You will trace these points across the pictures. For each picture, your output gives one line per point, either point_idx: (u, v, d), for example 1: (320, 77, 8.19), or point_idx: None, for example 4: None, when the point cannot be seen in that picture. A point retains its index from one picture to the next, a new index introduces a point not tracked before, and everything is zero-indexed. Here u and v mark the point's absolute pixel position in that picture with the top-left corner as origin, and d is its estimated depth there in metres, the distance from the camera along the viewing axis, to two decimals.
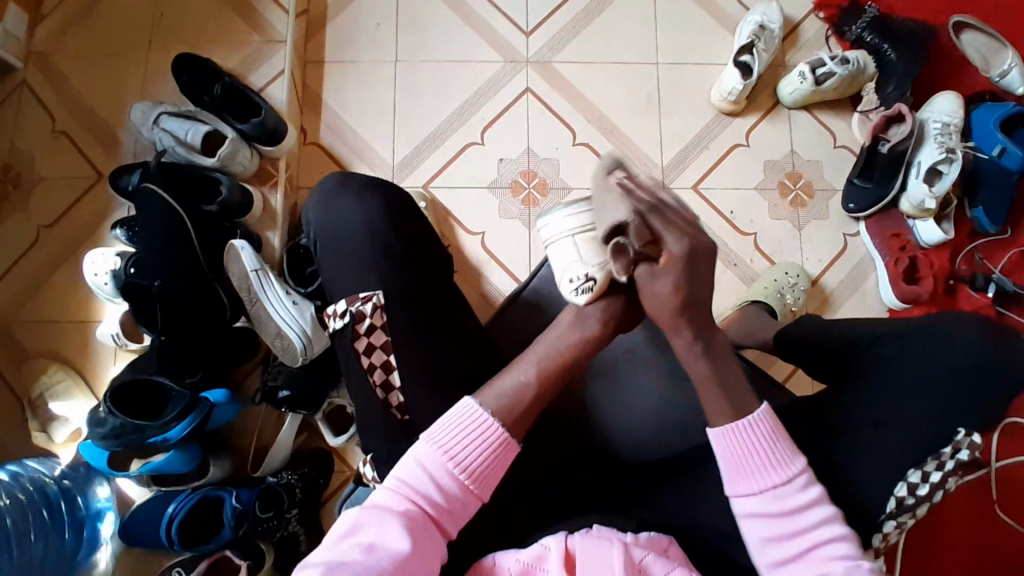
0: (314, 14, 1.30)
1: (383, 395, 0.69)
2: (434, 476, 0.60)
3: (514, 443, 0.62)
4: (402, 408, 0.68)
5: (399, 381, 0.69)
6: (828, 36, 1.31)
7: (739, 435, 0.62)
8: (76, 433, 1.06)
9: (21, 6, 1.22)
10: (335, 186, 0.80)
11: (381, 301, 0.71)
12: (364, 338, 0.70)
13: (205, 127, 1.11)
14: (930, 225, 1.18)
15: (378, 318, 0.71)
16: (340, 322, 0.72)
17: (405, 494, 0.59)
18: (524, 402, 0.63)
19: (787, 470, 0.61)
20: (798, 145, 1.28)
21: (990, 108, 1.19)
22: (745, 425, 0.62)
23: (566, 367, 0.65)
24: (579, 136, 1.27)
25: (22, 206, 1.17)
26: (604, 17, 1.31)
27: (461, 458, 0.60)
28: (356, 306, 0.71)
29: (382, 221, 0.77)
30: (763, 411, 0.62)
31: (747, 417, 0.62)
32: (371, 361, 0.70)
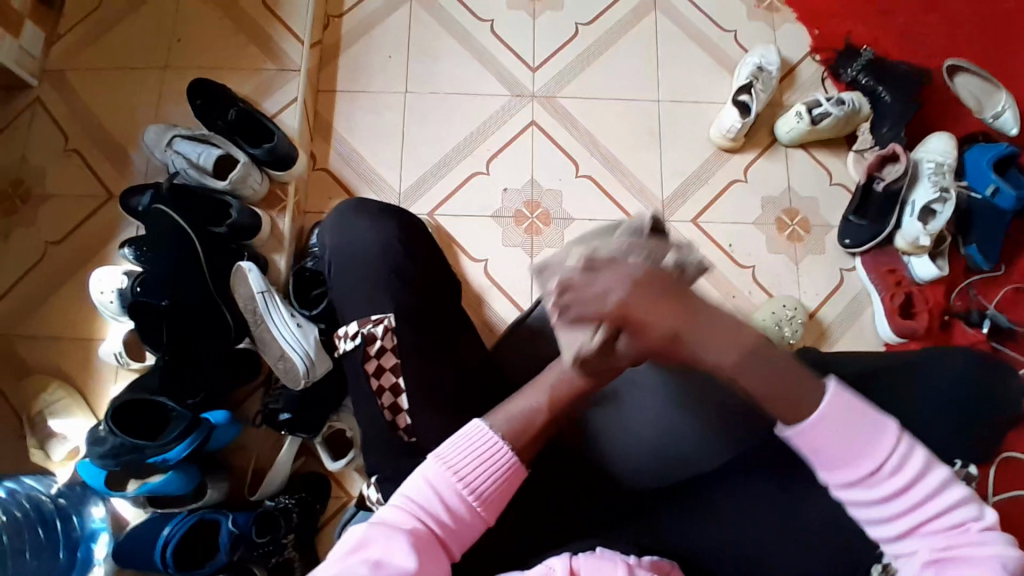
0: (327, 44, 1.34)
1: (391, 416, 0.70)
2: (442, 495, 0.59)
3: (523, 467, 0.62)
4: (409, 431, 0.69)
5: (406, 404, 0.69)
6: (824, 77, 1.36)
7: (823, 425, 0.57)
8: (74, 451, 1.05)
9: (40, 28, 1.26)
10: (353, 210, 0.83)
11: (392, 323, 0.73)
12: (373, 359, 0.71)
13: (217, 151, 1.13)
14: (925, 261, 1.20)
15: (388, 340, 0.72)
16: (351, 343, 0.73)
17: (412, 512, 0.59)
18: (534, 424, 0.63)
19: (883, 447, 0.57)
20: (795, 181, 1.31)
21: (983, 148, 1.23)
22: (822, 414, 0.57)
23: (574, 392, 0.66)
24: (583, 168, 1.30)
25: (30, 222, 1.19)
26: (607, 55, 1.36)
27: (470, 479, 0.60)
28: (368, 328, 0.73)
29: (396, 246, 0.79)
30: (833, 392, 0.57)
31: (820, 404, 0.57)
32: (380, 384, 0.70)
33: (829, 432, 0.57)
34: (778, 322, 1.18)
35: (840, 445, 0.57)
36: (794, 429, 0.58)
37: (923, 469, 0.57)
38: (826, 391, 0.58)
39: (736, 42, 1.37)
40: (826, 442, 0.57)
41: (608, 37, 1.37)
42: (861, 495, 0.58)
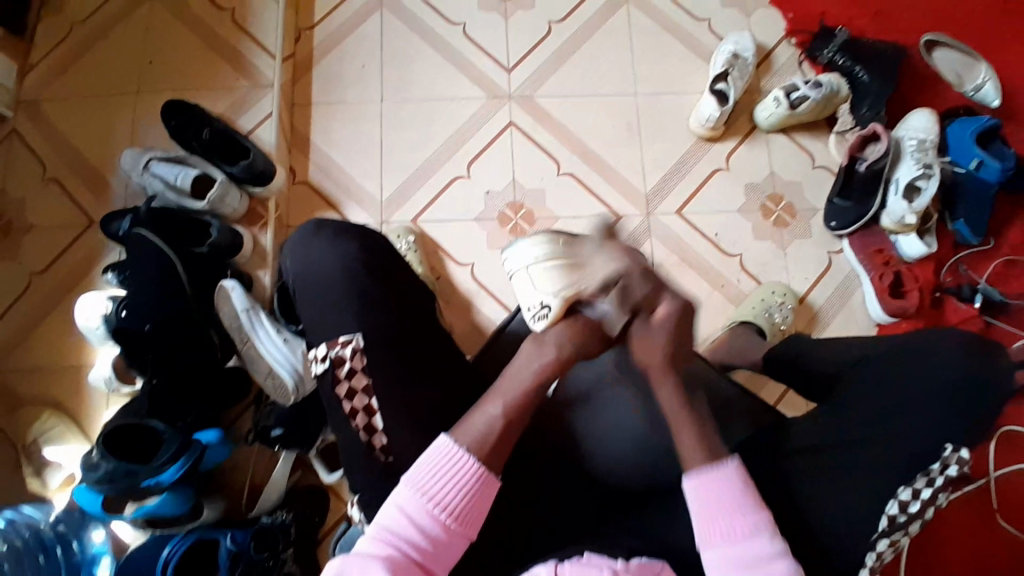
0: (301, 58, 1.34)
1: (365, 436, 0.70)
2: (415, 520, 0.62)
3: (495, 477, 0.65)
4: (385, 450, 0.70)
5: (380, 424, 0.70)
6: (802, 61, 1.35)
7: (713, 485, 0.65)
8: (69, 479, 1.05)
9: (12, 58, 1.26)
10: (312, 230, 0.80)
11: (360, 343, 0.72)
12: (344, 382, 0.71)
13: (194, 170, 1.13)
14: (912, 239, 1.20)
15: (358, 361, 0.72)
16: (321, 366, 0.72)
17: (388, 541, 0.61)
18: (495, 432, 0.65)
19: (751, 524, 0.63)
20: (777, 166, 1.30)
21: (963, 122, 1.22)
22: (717, 479, 0.65)
23: (531, 396, 0.67)
24: (564, 166, 1.29)
25: (14, 253, 1.18)
26: (582, 51, 1.35)
27: (441, 498, 0.63)
28: (336, 351, 0.72)
29: (356, 260, 0.77)
30: (732, 462, 0.66)
31: (719, 466, 0.66)
32: (352, 406, 0.71)
33: (713, 488, 0.65)
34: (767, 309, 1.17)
35: (716, 504, 0.64)
36: (692, 481, 0.65)
37: (777, 550, 0.62)
38: (729, 461, 0.66)
39: (710, 31, 1.37)
40: (705, 496, 0.65)
41: (583, 33, 1.36)
42: (722, 558, 0.63)
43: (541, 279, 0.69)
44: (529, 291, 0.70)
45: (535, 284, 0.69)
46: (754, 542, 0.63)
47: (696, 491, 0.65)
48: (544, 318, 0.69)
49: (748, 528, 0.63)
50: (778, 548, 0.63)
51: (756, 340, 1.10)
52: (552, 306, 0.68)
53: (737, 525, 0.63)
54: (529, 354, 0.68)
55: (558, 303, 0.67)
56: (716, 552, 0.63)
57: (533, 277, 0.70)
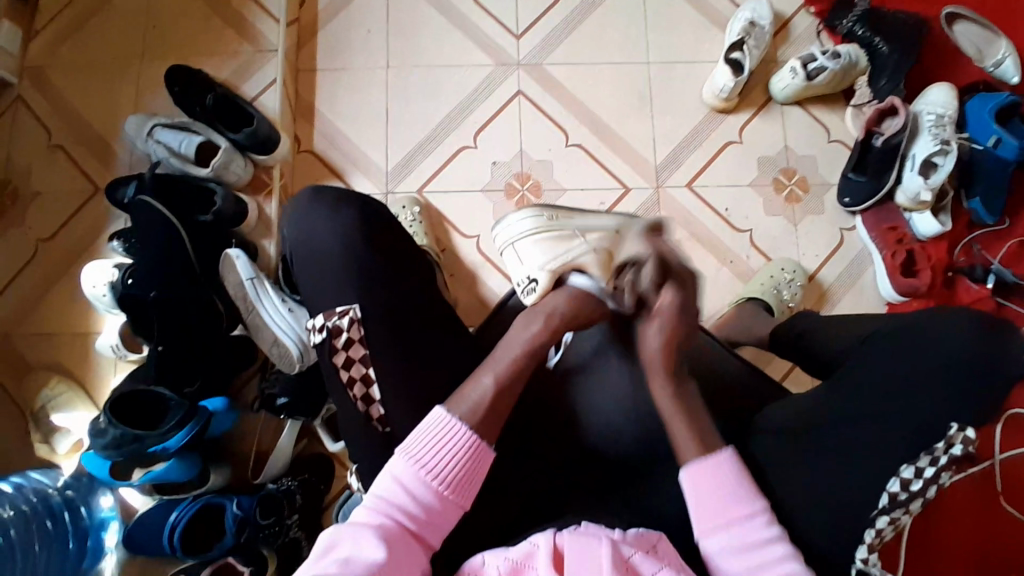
0: (305, 22, 1.31)
1: (364, 407, 0.70)
2: (409, 488, 0.63)
3: (488, 447, 0.65)
4: (383, 420, 0.70)
5: (378, 395, 0.70)
6: (820, 30, 1.31)
7: (708, 472, 0.66)
8: (78, 444, 1.07)
9: (15, 24, 1.24)
10: (311, 196, 0.78)
11: (357, 314, 0.72)
12: (341, 353, 0.71)
13: (198, 137, 1.12)
14: (927, 218, 1.17)
15: (355, 331, 0.71)
16: (319, 336, 0.72)
17: (381, 509, 0.61)
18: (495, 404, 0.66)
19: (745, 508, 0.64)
20: (791, 140, 1.27)
21: (984, 99, 1.18)
22: (711, 464, 0.66)
23: (520, 371, 0.69)
24: (572, 137, 1.27)
25: (20, 220, 1.18)
26: (594, 18, 1.31)
27: (434, 468, 0.63)
28: (333, 321, 0.72)
29: (356, 232, 0.76)
30: (726, 453, 0.67)
31: (713, 456, 0.67)
32: (350, 375, 0.71)
33: (705, 479, 0.66)
34: (775, 286, 1.15)
35: (710, 494, 0.65)
36: (686, 468, 0.67)
37: (773, 534, 0.63)
38: (722, 451, 0.67)
39: None
40: (699, 487, 0.66)
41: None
42: (716, 540, 0.64)
43: (525, 254, 0.84)
44: (518, 268, 0.84)
45: (522, 260, 0.84)
46: (748, 527, 0.64)
47: (690, 482, 0.66)
48: (531, 291, 0.81)
49: (742, 513, 0.64)
50: (773, 533, 0.63)
51: (763, 318, 1.09)
52: (539, 279, 0.80)
53: (731, 511, 0.64)
54: (526, 323, 0.73)
55: (542, 276, 0.80)
56: (708, 533, 0.64)
57: (519, 254, 0.85)
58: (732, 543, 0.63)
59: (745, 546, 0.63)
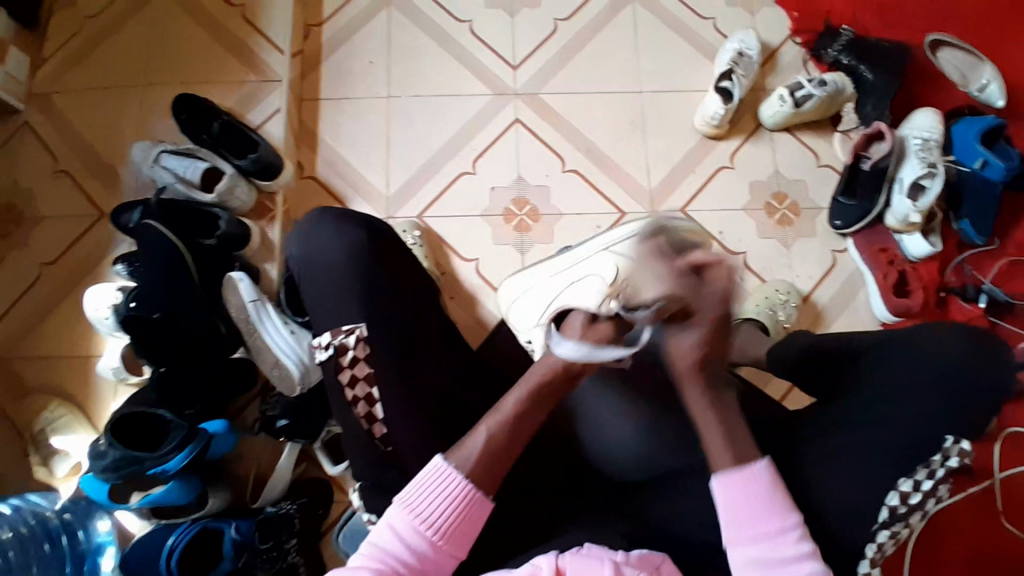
0: (309, 53, 1.35)
1: (367, 425, 0.71)
2: (403, 537, 0.64)
3: (486, 497, 0.66)
4: (385, 439, 0.71)
5: (382, 414, 0.71)
6: (807, 60, 1.36)
7: (741, 483, 0.66)
8: (76, 466, 1.06)
9: (22, 51, 1.28)
10: (317, 217, 0.81)
11: (364, 333, 0.73)
12: (347, 370, 0.72)
13: (204, 164, 1.15)
14: (916, 239, 1.20)
15: (360, 350, 0.72)
16: (324, 353, 0.73)
17: (375, 556, 0.63)
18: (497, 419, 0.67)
19: (778, 523, 0.65)
20: (782, 165, 1.31)
21: (969, 122, 1.21)
22: (746, 473, 0.66)
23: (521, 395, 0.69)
24: (569, 163, 1.30)
25: (25, 243, 1.20)
26: (588, 48, 1.36)
27: (430, 518, 0.65)
28: (339, 339, 0.73)
29: (358, 251, 0.77)
30: (762, 464, 0.66)
31: (749, 466, 0.66)
32: (354, 394, 0.71)
33: (740, 487, 0.66)
34: (769, 306, 1.17)
35: (742, 503, 0.65)
36: (720, 475, 0.66)
37: (804, 552, 0.63)
38: (760, 462, 0.67)
39: (715, 30, 1.37)
40: (732, 496, 0.66)
41: (588, 31, 1.37)
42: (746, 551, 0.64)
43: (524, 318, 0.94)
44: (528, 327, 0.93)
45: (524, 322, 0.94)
46: (780, 540, 0.64)
47: (723, 489, 0.66)
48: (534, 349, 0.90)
49: (775, 526, 0.64)
50: (805, 550, 0.64)
51: (758, 337, 1.10)
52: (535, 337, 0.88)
53: (765, 523, 0.65)
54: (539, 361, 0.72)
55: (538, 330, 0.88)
56: (739, 545, 0.65)
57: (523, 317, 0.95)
58: (764, 558, 0.64)
59: (774, 561, 0.63)
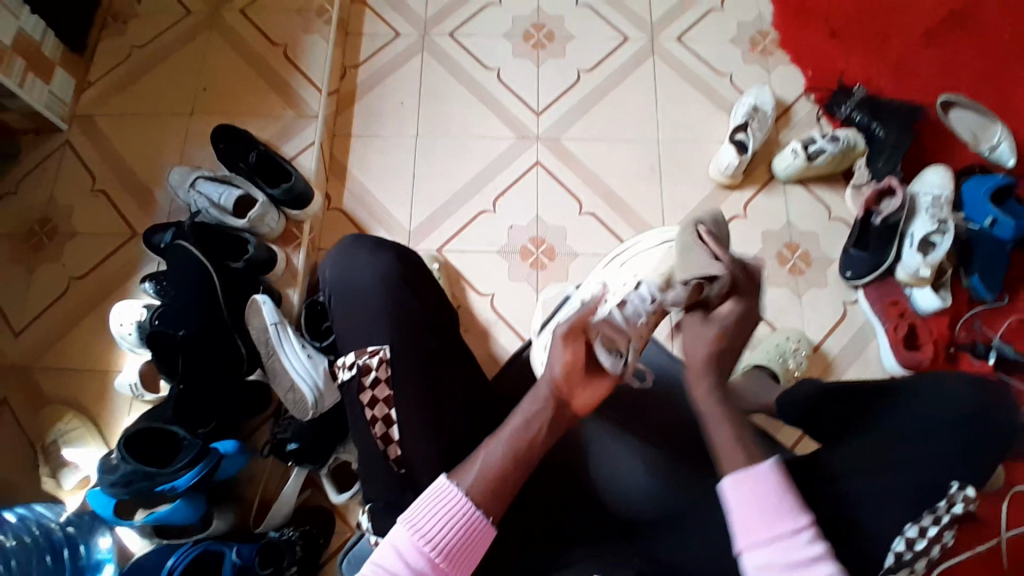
0: (344, 92, 1.42)
1: (383, 446, 0.73)
2: (405, 556, 0.63)
3: (492, 526, 0.66)
4: (400, 462, 0.72)
5: (397, 436, 0.73)
6: (821, 116, 1.41)
7: (748, 484, 0.65)
8: (85, 480, 1.07)
9: (68, 72, 1.35)
10: (353, 242, 0.87)
11: (387, 354, 0.75)
12: (368, 390, 0.74)
13: (237, 192, 1.19)
14: (926, 293, 1.22)
15: (383, 372, 0.75)
16: (349, 373, 0.76)
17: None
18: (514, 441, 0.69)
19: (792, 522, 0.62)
20: (794, 216, 1.34)
21: (979, 180, 1.25)
22: (753, 473, 0.65)
23: (542, 428, 0.70)
24: (586, 206, 1.34)
25: (56, 258, 1.24)
26: (609, 98, 1.42)
27: (432, 535, 0.64)
28: (364, 359, 0.76)
29: (385, 277, 0.81)
30: (769, 464, 0.66)
31: (757, 467, 0.65)
32: (372, 414, 0.73)
33: (749, 487, 0.64)
34: (780, 353, 1.18)
35: (753, 504, 0.64)
36: (727, 476, 0.66)
37: (818, 553, 0.61)
38: (767, 463, 0.66)
39: (732, 85, 1.43)
40: (742, 498, 0.64)
41: (610, 82, 1.43)
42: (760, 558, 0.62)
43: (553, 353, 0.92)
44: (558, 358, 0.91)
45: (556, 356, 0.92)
46: (793, 542, 0.62)
47: (733, 489, 0.65)
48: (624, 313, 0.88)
49: (787, 526, 0.62)
50: (818, 551, 0.61)
51: (769, 385, 1.11)
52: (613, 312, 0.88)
53: (776, 522, 0.63)
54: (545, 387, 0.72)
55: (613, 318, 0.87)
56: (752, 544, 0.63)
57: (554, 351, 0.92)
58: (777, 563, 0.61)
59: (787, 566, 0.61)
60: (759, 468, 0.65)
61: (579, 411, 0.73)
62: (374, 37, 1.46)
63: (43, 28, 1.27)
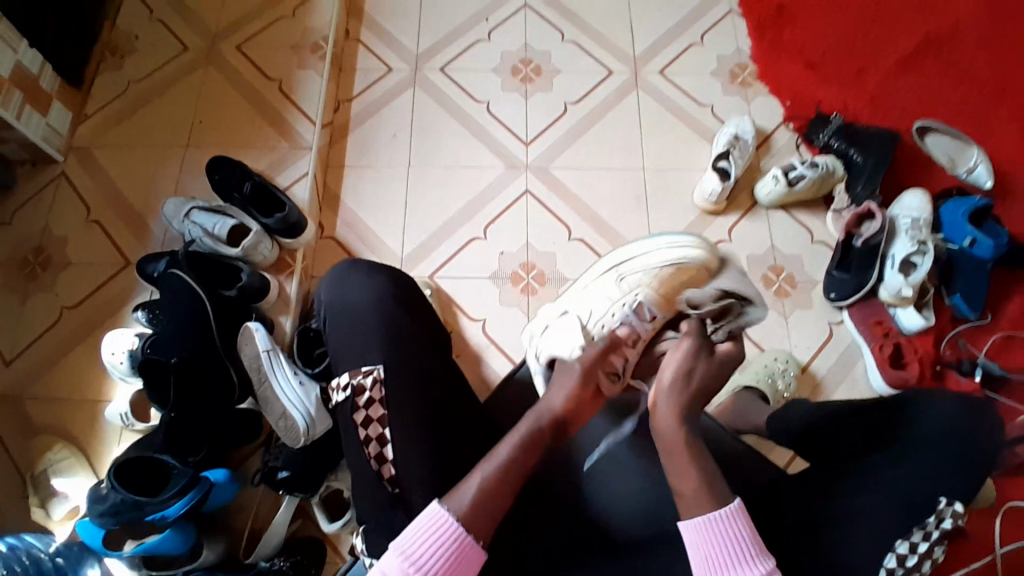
0: (337, 125, 1.46)
1: (376, 465, 0.73)
2: None
3: (478, 546, 0.64)
4: (393, 481, 0.72)
5: (391, 456, 0.73)
6: (800, 144, 1.46)
7: (714, 528, 0.65)
8: (73, 511, 1.06)
9: (65, 105, 1.37)
10: (348, 267, 0.89)
11: (381, 374, 0.76)
12: (362, 410, 0.75)
13: (232, 221, 1.21)
14: (910, 312, 1.24)
15: (377, 392, 0.75)
16: (343, 393, 0.77)
17: None
18: (504, 464, 0.68)
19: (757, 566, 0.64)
20: (778, 240, 1.37)
21: (957, 202, 1.29)
22: (720, 518, 0.66)
23: (536, 452, 0.70)
24: (575, 232, 1.37)
25: (48, 288, 1.25)
26: (596, 129, 1.47)
27: (421, 561, 0.62)
28: (357, 379, 0.77)
29: (381, 299, 0.83)
30: (735, 506, 0.66)
31: (723, 510, 0.66)
32: (367, 434, 0.74)
33: (715, 533, 0.65)
34: (769, 374, 1.20)
35: (720, 551, 0.65)
36: (692, 522, 0.66)
37: None
38: (733, 506, 0.67)
39: (713, 115, 1.49)
40: (708, 544, 0.65)
41: (596, 113, 1.48)
42: None
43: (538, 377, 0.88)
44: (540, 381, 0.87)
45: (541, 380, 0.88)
46: None
47: (698, 535, 0.66)
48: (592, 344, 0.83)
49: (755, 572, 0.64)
50: None
51: (759, 405, 1.12)
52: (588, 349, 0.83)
53: (743, 567, 0.64)
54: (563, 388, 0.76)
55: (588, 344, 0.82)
56: None
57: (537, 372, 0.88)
58: None
59: None
60: (726, 512, 0.66)
61: (575, 428, 0.75)
62: (368, 73, 1.51)
63: (40, 63, 1.29)
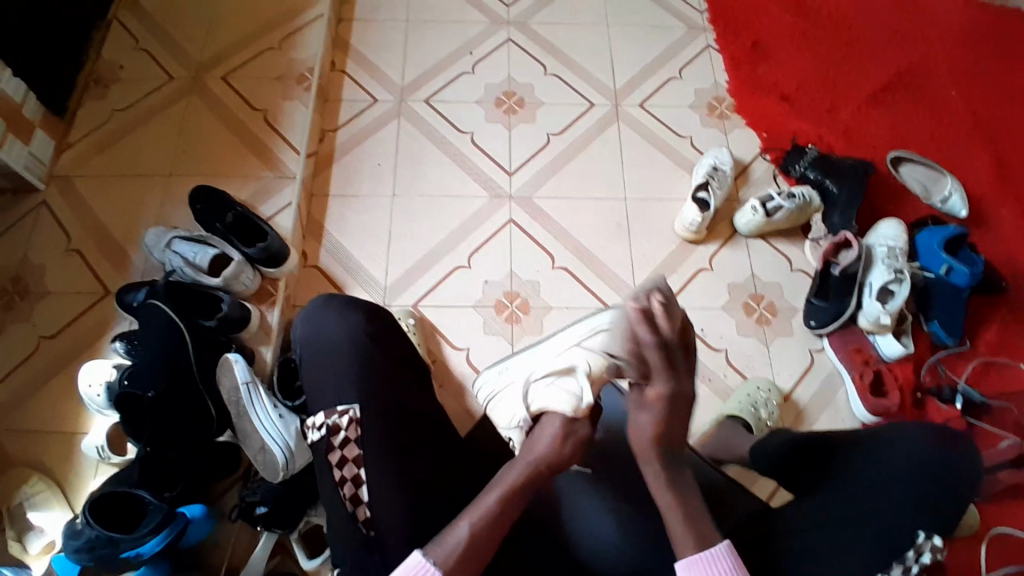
0: (322, 155, 1.47)
1: (352, 507, 0.72)
2: None
3: None
4: (368, 522, 0.71)
5: (366, 497, 0.72)
6: (777, 175, 1.49)
7: (703, 565, 0.66)
8: (49, 545, 1.03)
9: (48, 134, 1.37)
10: (323, 303, 0.88)
11: (356, 414, 0.76)
12: (337, 451, 0.74)
13: (212, 250, 1.20)
14: (889, 339, 1.26)
15: (352, 431, 0.75)
16: (317, 434, 0.76)
17: None
18: (490, 511, 0.67)
19: None
20: (757, 269, 1.40)
21: (932, 231, 1.31)
22: (709, 556, 0.66)
23: (523, 492, 0.70)
24: (558, 261, 1.38)
25: (26, 317, 1.23)
26: (578, 160, 1.49)
27: None
28: (333, 419, 0.76)
29: (360, 332, 0.83)
30: (723, 546, 0.67)
31: (710, 550, 0.66)
32: (342, 475, 0.73)
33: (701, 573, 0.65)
34: (752, 403, 1.20)
35: None
36: (682, 560, 0.66)
37: None
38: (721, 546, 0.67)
39: (693, 146, 1.52)
40: None
41: (578, 144, 1.51)
42: None
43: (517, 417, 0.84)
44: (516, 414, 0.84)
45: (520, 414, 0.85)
46: None
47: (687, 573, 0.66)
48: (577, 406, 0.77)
49: None
50: None
51: (742, 434, 1.13)
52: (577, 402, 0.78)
53: None
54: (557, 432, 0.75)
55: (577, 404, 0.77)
56: None
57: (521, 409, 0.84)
58: None
59: None
60: (714, 551, 0.66)
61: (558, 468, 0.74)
62: (353, 104, 1.53)
63: (25, 91, 1.29)
